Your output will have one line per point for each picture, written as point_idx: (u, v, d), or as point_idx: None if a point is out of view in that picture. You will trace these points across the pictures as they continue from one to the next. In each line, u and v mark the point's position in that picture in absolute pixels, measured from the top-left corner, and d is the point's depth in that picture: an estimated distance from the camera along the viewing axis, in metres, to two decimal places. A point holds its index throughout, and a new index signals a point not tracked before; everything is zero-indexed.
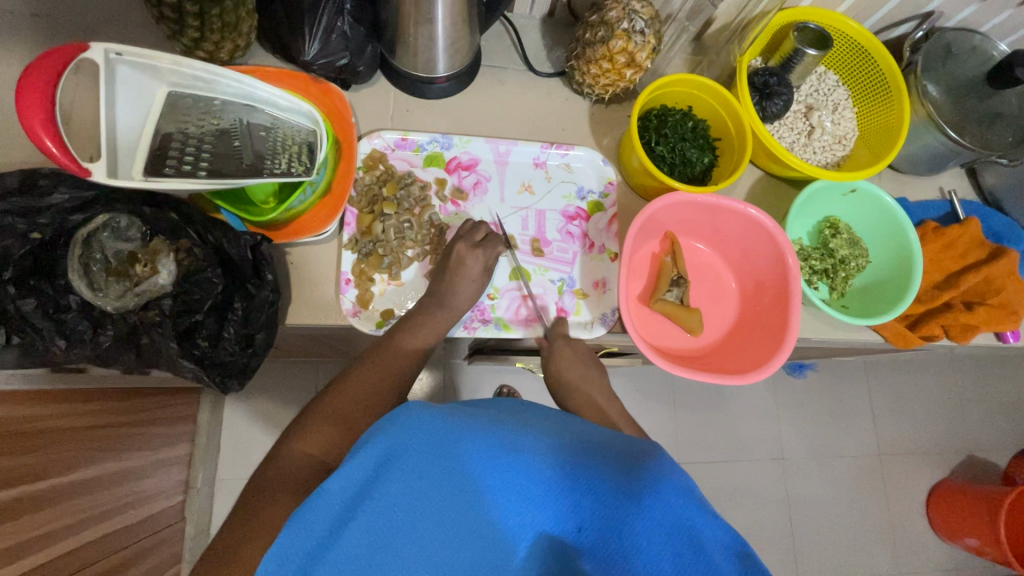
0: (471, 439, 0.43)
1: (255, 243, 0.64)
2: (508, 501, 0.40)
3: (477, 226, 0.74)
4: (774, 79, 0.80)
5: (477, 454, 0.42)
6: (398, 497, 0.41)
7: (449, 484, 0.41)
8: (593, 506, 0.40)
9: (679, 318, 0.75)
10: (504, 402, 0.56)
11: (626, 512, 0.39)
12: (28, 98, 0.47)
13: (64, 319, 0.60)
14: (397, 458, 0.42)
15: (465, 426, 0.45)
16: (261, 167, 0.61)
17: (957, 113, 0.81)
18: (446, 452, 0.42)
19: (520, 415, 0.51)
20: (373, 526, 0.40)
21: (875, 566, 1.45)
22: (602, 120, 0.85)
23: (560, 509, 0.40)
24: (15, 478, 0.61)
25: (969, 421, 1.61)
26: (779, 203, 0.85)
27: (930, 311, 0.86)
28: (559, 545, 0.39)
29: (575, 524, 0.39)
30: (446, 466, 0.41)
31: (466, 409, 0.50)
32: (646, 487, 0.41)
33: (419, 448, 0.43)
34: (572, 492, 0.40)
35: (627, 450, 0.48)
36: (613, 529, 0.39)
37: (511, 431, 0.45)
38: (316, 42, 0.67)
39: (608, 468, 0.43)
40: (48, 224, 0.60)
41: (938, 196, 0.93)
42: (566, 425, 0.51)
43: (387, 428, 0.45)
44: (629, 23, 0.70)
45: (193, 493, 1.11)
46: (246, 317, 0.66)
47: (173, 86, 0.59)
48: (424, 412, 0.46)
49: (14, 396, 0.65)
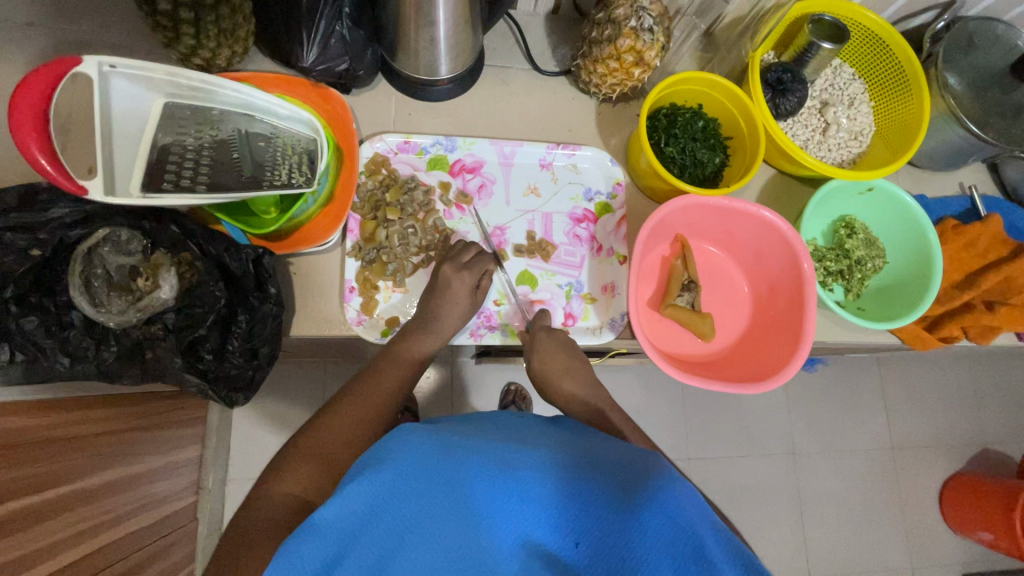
0: (464, 462, 0.44)
1: (256, 257, 0.64)
2: (505, 518, 0.40)
3: (468, 248, 0.72)
4: (788, 75, 0.77)
5: (474, 472, 0.42)
6: (393, 521, 0.41)
7: (445, 504, 0.41)
8: (590, 517, 0.41)
9: (691, 324, 0.74)
10: (503, 415, 0.56)
11: (627, 524, 0.40)
12: (36, 81, 0.47)
13: (67, 336, 0.59)
14: (392, 484, 0.43)
15: (461, 447, 0.46)
16: (261, 178, 0.60)
17: (979, 106, 0.78)
18: (442, 472, 0.43)
19: (517, 431, 0.51)
20: (368, 551, 0.40)
21: (887, 561, 1.44)
22: (610, 119, 0.83)
23: (555, 524, 0.41)
24: (27, 487, 0.61)
25: (984, 415, 1.59)
26: (792, 202, 0.83)
27: (949, 313, 0.83)
28: (557, 560, 0.39)
29: (573, 540, 0.40)
30: (441, 487, 0.42)
31: (462, 428, 0.51)
32: (647, 501, 0.42)
33: (413, 470, 0.44)
34: (569, 505, 0.41)
35: (626, 460, 0.48)
36: (617, 547, 0.39)
37: (506, 449, 0.46)
38: (315, 48, 0.65)
39: (607, 483, 0.44)
40: (48, 239, 0.59)
41: (958, 191, 0.89)
42: (570, 440, 0.51)
43: (382, 452, 0.46)
44: (637, 20, 0.67)
45: (204, 494, 1.12)
46: (251, 330, 0.65)
47: (169, 96, 0.58)
48: (418, 440, 0.47)
49: (14, 408, 0.64)
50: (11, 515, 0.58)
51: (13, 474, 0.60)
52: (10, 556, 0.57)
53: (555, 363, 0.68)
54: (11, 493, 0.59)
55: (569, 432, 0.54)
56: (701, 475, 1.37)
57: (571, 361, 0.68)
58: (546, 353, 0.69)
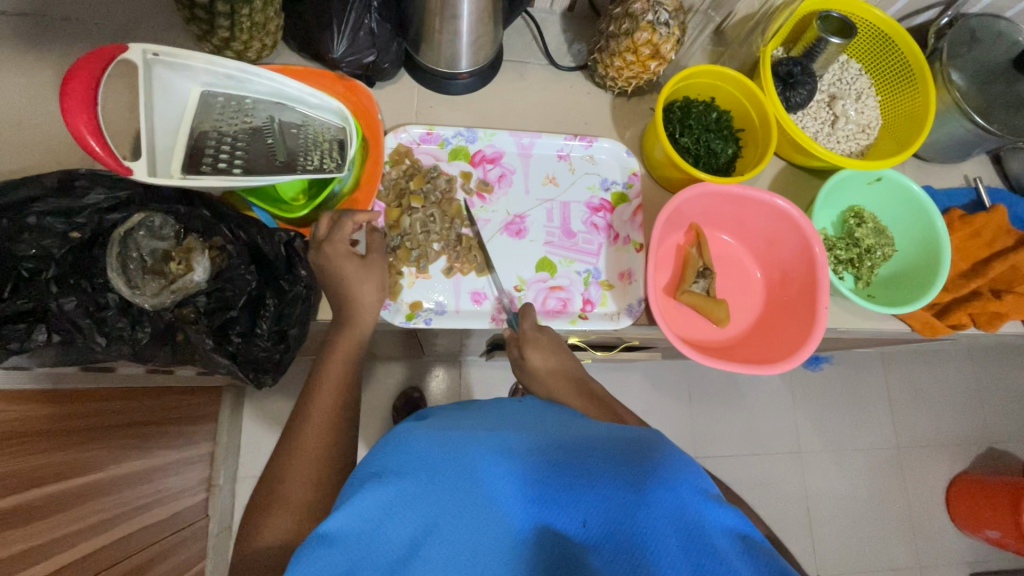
0: (471, 454, 0.45)
1: (289, 240, 0.66)
2: (508, 505, 0.42)
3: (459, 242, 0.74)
4: (798, 68, 0.79)
5: (477, 462, 0.44)
6: (402, 521, 0.42)
7: (457, 494, 0.42)
8: (597, 495, 0.42)
9: (708, 310, 0.75)
10: (504, 405, 0.58)
11: (637, 501, 0.41)
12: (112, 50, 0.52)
13: (105, 316, 0.61)
14: (398, 485, 0.43)
15: (463, 440, 0.47)
16: (294, 164, 0.62)
17: (982, 100, 0.81)
18: (449, 468, 0.44)
19: (520, 421, 0.53)
20: (381, 552, 0.41)
21: (894, 559, 1.44)
22: (625, 113, 0.85)
23: (565, 505, 0.42)
24: (41, 478, 0.63)
25: (989, 413, 1.60)
26: (803, 194, 0.85)
27: (956, 301, 0.85)
28: (568, 540, 0.41)
29: (579, 519, 0.41)
30: (450, 483, 0.43)
31: (462, 422, 0.53)
32: (652, 479, 0.43)
33: (419, 469, 0.45)
34: (577, 485, 0.42)
35: (630, 438, 0.49)
36: (627, 522, 0.40)
37: (510, 439, 0.48)
38: (344, 40, 0.68)
39: (611, 460, 0.45)
40: (87, 224, 0.61)
41: (963, 183, 0.92)
42: (571, 426, 0.53)
43: (386, 458, 0.47)
44: (653, 15, 0.70)
45: (215, 490, 1.13)
46: (279, 313, 0.67)
47: (205, 85, 0.60)
48: (421, 439, 0.48)
49: (25, 397, 0.64)
50: (23, 506, 0.59)
51: (26, 464, 0.61)
52: (24, 546, 0.58)
53: (539, 344, 0.69)
54: (26, 483, 0.60)
55: (571, 418, 0.55)
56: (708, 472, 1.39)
57: (539, 342, 0.69)
58: (529, 335, 0.69)
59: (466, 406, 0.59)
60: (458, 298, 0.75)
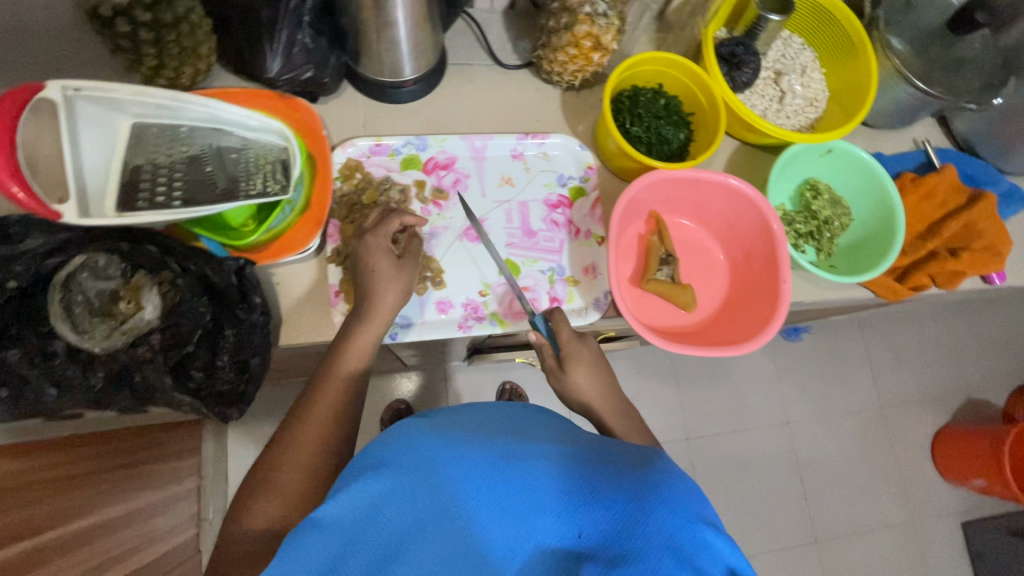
0: (467, 454, 0.44)
1: (239, 268, 0.63)
2: (499, 513, 0.41)
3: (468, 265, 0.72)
4: (741, 48, 0.80)
5: (472, 462, 0.44)
6: (395, 519, 0.42)
7: (450, 492, 0.42)
8: (593, 507, 0.41)
9: (672, 296, 0.76)
10: (502, 407, 0.58)
11: (635, 517, 0.40)
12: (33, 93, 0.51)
13: (53, 365, 0.59)
14: (393, 480, 0.44)
15: (461, 440, 0.47)
16: (236, 191, 0.61)
17: (922, 63, 0.82)
18: (444, 465, 0.44)
19: (517, 424, 0.53)
20: (367, 549, 0.41)
21: (888, 517, 1.47)
22: (576, 106, 0.85)
23: (562, 513, 0.41)
24: (22, 531, 0.61)
25: (965, 365, 1.64)
26: (759, 171, 0.86)
27: (916, 262, 0.87)
28: (562, 549, 0.40)
29: (575, 530, 0.41)
30: (443, 480, 0.43)
31: (463, 422, 0.52)
32: (650, 494, 0.42)
33: (414, 466, 0.44)
34: (573, 495, 0.42)
35: (631, 455, 0.49)
36: (623, 536, 0.40)
37: (509, 443, 0.47)
38: (279, 57, 0.66)
39: (609, 474, 0.44)
40: (24, 271, 0.58)
41: (913, 146, 0.93)
42: (568, 434, 0.52)
43: (386, 453, 0.47)
44: (591, 7, 0.70)
45: (205, 525, 1.11)
46: (238, 343, 0.65)
47: (137, 117, 0.58)
48: (422, 436, 0.48)
49: None
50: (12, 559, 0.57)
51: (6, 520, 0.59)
52: None
53: (582, 358, 0.66)
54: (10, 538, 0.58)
55: (570, 428, 0.55)
56: (701, 452, 1.40)
57: (582, 357, 0.66)
58: (573, 350, 0.66)
59: (467, 405, 0.58)
60: (424, 309, 0.74)
